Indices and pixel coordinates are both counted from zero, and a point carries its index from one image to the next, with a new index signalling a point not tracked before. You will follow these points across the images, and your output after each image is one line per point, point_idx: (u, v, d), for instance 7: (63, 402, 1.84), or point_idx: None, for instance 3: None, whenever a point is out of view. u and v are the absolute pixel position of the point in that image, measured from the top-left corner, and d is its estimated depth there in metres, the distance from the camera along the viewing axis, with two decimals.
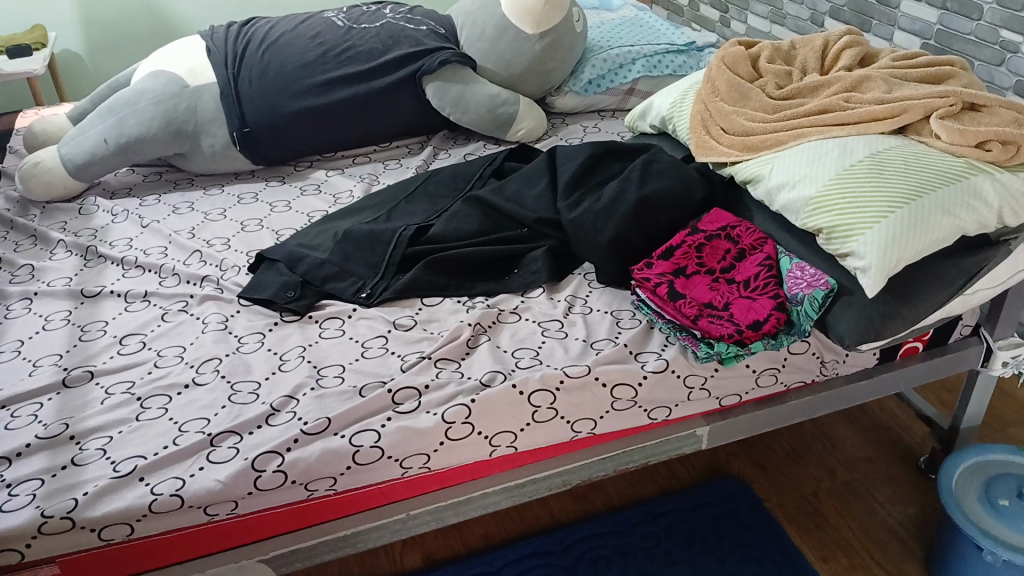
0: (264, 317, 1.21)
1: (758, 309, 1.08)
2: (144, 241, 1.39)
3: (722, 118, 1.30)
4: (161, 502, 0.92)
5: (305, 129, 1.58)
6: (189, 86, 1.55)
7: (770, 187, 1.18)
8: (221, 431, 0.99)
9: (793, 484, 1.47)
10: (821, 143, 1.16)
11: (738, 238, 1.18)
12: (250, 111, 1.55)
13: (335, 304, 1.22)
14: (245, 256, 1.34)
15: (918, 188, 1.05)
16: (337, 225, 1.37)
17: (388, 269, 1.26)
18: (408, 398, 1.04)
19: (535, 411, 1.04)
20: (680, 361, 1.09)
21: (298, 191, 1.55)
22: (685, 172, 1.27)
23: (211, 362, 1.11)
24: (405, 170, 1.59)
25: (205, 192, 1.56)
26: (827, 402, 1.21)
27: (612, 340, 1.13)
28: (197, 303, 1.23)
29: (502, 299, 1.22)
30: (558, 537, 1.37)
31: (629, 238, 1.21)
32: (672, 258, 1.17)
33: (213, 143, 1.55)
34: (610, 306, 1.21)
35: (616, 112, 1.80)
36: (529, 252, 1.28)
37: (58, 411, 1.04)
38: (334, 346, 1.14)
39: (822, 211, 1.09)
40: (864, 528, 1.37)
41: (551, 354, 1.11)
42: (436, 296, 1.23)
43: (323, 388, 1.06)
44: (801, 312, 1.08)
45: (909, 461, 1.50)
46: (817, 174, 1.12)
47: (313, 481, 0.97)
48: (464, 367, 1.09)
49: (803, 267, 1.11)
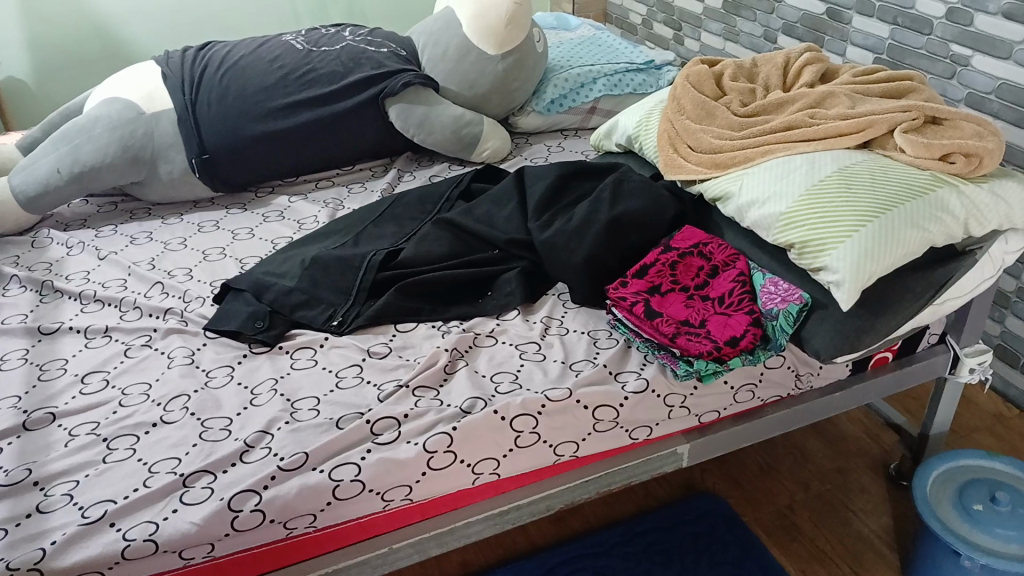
0: (233, 350, 1.17)
1: (734, 325, 1.08)
2: (102, 273, 1.35)
3: (689, 136, 1.31)
4: (134, 548, 0.88)
5: (267, 154, 1.55)
6: (146, 112, 1.51)
7: (740, 204, 1.18)
8: (193, 471, 0.95)
9: (768, 498, 1.48)
10: (790, 159, 1.17)
11: (711, 254, 1.19)
12: (209, 136, 1.52)
13: (306, 333, 1.19)
14: (209, 286, 1.30)
15: (888, 202, 1.06)
16: (304, 252, 1.34)
17: (358, 295, 1.24)
18: (387, 429, 1.02)
19: (517, 437, 1.03)
20: (660, 380, 1.09)
21: (260, 217, 1.51)
22: (655, 190, 1.27)
23: (179, 399, 1.07)
24: (370, 194, 1.57)
25: (163, 221, 1.51)
26: (803, 416, 1.21)
27: (590, 361, 1.12)
28: (161, 336, 1.19)
29: (477, 322, 1.21)
30: (538, 562, 1.35)
31: (602, 258, 1.21)
32: (647, 276, 1.17)
33: (171, 170, 1.51)
34: (586, 326, 1.20)
35: (579, 131, 1.81)
36: (501, 274, 1.27)
37: (19, 455, 0.99)
38: (307, 377, 1.11)
39: (793, 226, 1.09)
40: (840, 539, 1.38)
41: (530, 376, 1.09)
42: (409, 321, 1.21)
43: (298, 421, 1.03)
44: (776, 327, 1.09)
45: (879, 470, 1.51)
46: (787, 190, 1.13)
47: (292, 518, 0.94)
48: (443, 395, 1.07)
49: (776, 282, 1.12)
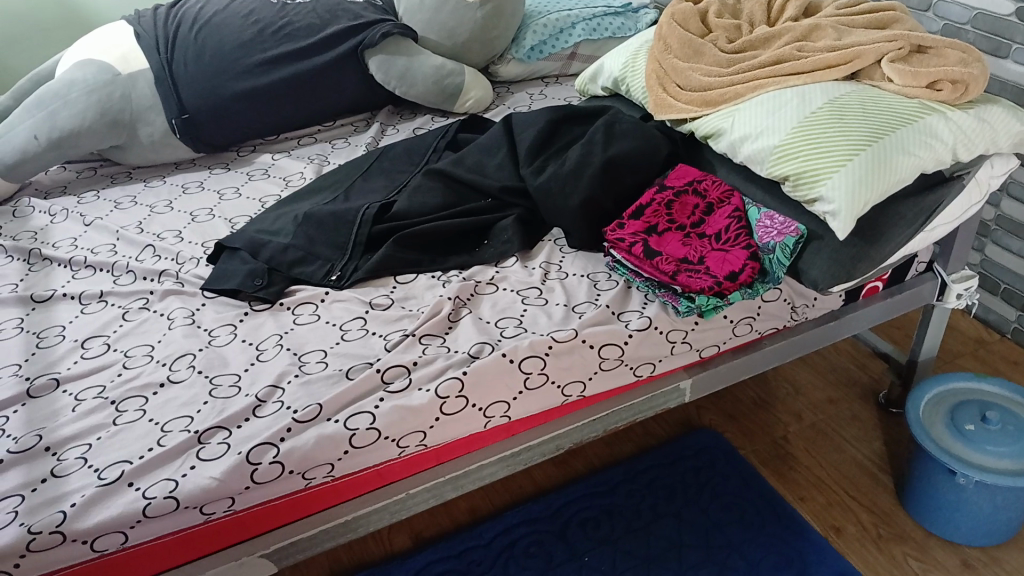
0: (233, 308, 1.16)
1: (732, 261, 1.10)
2: (89, 239, 1.33)
3: (678, 75, 1.31)
4: (155, 506, 0.88)
5: (248, 112, 1.52)
6: (122, 74, 1.47)
7: (732, 140, 1.19)
8: (207, 427, 0.95)
9: (763, 430, 1.52)
10: (780, 93, 1.18)
11: (706, 191, 1.19)
12: (188, 96, 1.48)
13: (305, 289, 1.19)
14: (202, 247, 1.29)
15: (879, 131, 1.07)
16: (296, 208, 1.33)
17: (355, 249, 1.24)
18: (398, 376, 1.02)
19: (526, 378, 1.04)
20: (662, 317, 1.10)
21: (245, 176, 1.49)
22: (648, 131, 1.28)
23: (185, 358, 1.07)
24: (354, 149, 1.56)
25: (146, 184, 1.49)
26: (799, 345, 1.24)
27: (593, 303, 1.13)
28: (158, 299, 1.18)
29: (476, 271, 1.21)
30: (545, 503, 1.38)
31: (599, 200, 1.22)
32: (643, 217, 1.18)
33: (151, 132, 1.47)
34: (586, 270, 1.21)
35: (560, 78, 1.80)
36: (497, 221, 1.27)
37: (27, 422, 0.98)
38: (312, 332, 1.11)
39: (787, 159, 1.11)
40: (835, 466, 1.43)
41: (535, 320, 1.10)
42: (408, 273, 1.21)
43: (308, 374, 1.03)
44: (773, 260, 1.10)
45: (870, 398, 1.56)
46: (780, 124, 1.14)
47: (311, 469, 0.94)
48: (449, 342, 1.08)
49: (772, 216, 1.13)
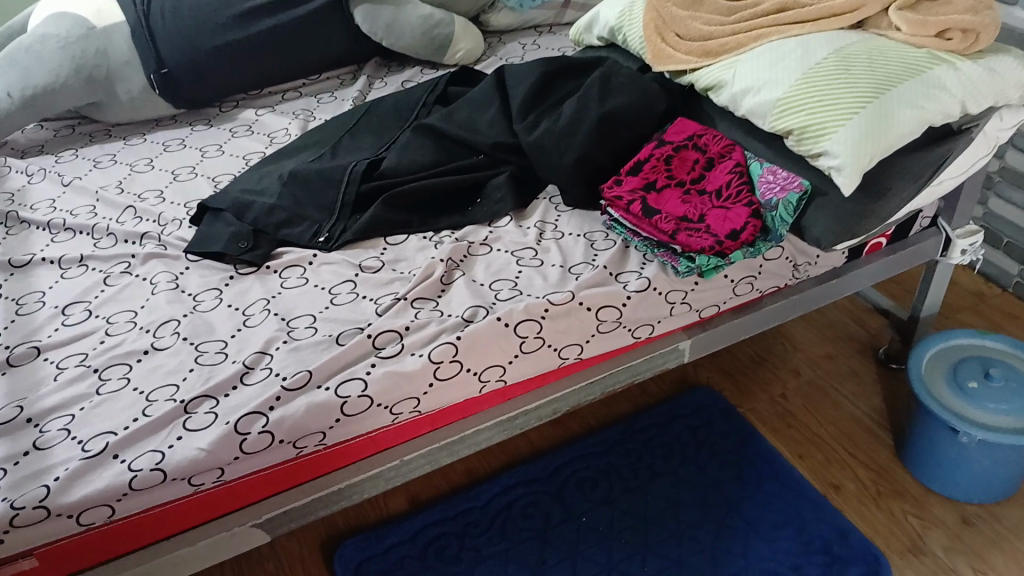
0: (218, 272, 1.13)
1: (734, 218, 1.06)
2: (68, 201, 1.28)
3: (678, 24, 1.25)
4: (142, 478, 0.85)
5: (230, 65, 1.46)
6: (96, 28, 1.41)
7: (734, 92, 1.14)
8: (194, 396, 0.92)
9: (761, 387, 1.50)
10: (783, 42, 1.13)
11: (706, 146, 1.15)
12: (167, 50, 1.42)
13: (293, 251, 1.15)
14: (184, 208, 1.24)
15: (887, 82, 1.03)
16: (281, 166, 1.29)
17: (343, 210, 1.20)
18: (390, 342, 0.99)
19: (522, 342, 1.01)
20: (661, 278, 1.07)
21: (228, 133, 1.44)
22: (645, 85, 1.22)
23: (169, 325, 1.04)
24: (341, 103, 1.51)
25: (125, 142, 1.43)
26: (800, 304, 1.21)
27: (590, 264, 1.10)
28: (141, 262, 1.14)
29: (469, 231, 1.17)
30: (541, 465, 1.37)
31: (595, 156, 1.18)
32: (642, 173, 1.14)
33: (130, 89, 1.42)
34: (582, 229, 1.17)
35: (553, 27, 1.74)
36: (490, 179, 1.23)
37: (8, 393, 0.95)
38: (300, 296, 1.08)
39: (791, 112, 1.06)
40: (834, 422, 1.42)
41: (530, 283, 1.07)
42: (399, 234, 1.18)
43: (296, 340, 1.00)
44: (777, 217, 1.07)
45: (869, 353, 1.54)
46: (783, 75, 1.09)
47: (302, 438, 0.92)
48: (443, 305, 1.05)
49: (775, 171, 1.09)
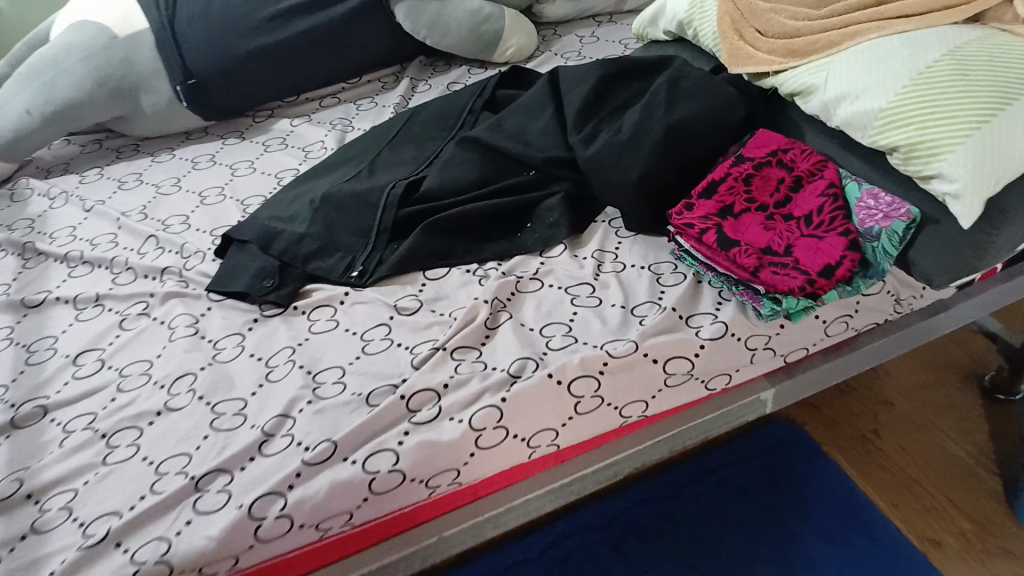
0: (241, 313, 1.02)
1: (827, 251, 0.90)
2: (89, 228, 1.19)
3: (758, 18, 1.08)
4: (145, 572, 0.75)
5: (263, 71, 1.34)
6: (119, 36, 1.29)
7: (826, 100, 0.97)
8: (206, 472, 0.82)
9: (849, 421, 1.34)
10: (885, 40, 0.95)
11: (793, 163, 0.99)
12: (196, 58, 1.30)
13: (323, 289, 1.03)
14: (209, 237, 1.14)
15: (1014, 89, 0.85)
16: (313, 187, 1.17)
17: (379, 236, 1.08)
18: (426, 403, 0.87)
19: (577, 403, 0.88)
20: (740, 322, 0.92)
21: (261, 146, 1.33)
22: (718, 89, 1.06)
23: (185, 380, 0.94)
24: (382, 110, 1.39)
25: (153, 158, 1.34)
26: (903, 342, 1.04)
27: (656, 304, 0.95)
28: (159, 302, 1.04)
29: (518, 262, 1.04)
30: (602, 510, 1.24)
31: (661, 174, 1.03)
32: (716, 196, 0.99)
33: (157, 101, 1.31)
34: (646, 260, 1.02)
35: (614, 15, 1.59)
36: (542, 201, 1.10)
37: (9, 461, 0.87)
38: (329, 343, 0.96)
39: (896, 126, 0.89)
40: (933, 465, 1.25)
41: (587, 327, 0.94)
42: (437, 267, 1.05)
43: (322, 400, 0.89)
44: (878, 250, 0.91)
45: (971, 382, 1.37)
46: (886, 81, 0.91)
47: (325, 519, 0.81)
48: (487, 355, 0.92)
49: (876, 195, 0.93)
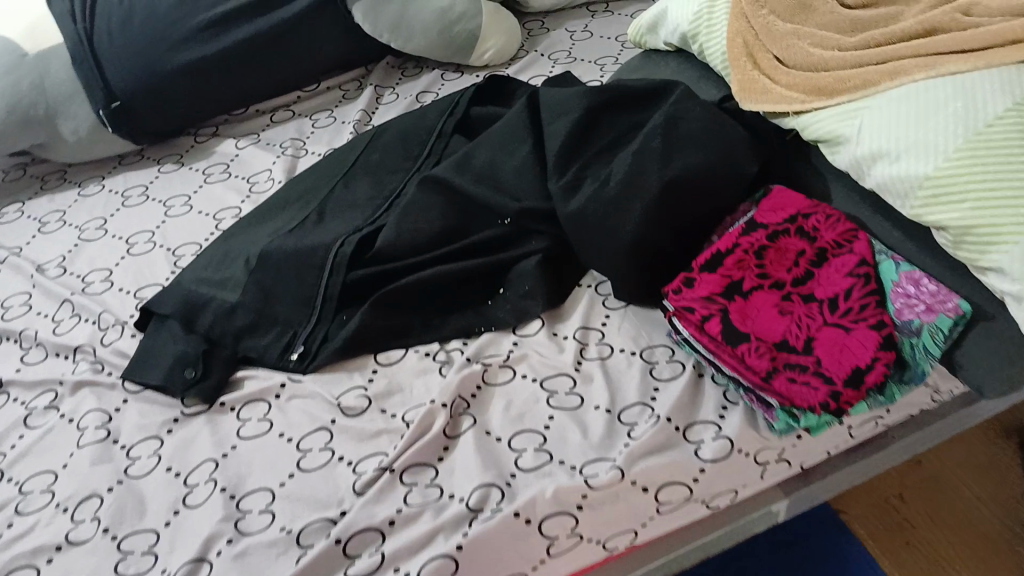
0: (161, 409, 0.87)
1: (854, 348, 0.74)
2: (0, 286, 1.04)
3: (779, 45, 0.90)
4: None
5: (198, 88, 1.18)
6: (29, 54, 1.14)
7: (859, 155, 0.78)
8: None
9: (868, 484, 1.19)
10: (933, 83, 0.76)
11: (815, 231, 0.83)
12: (117, 76, 1.14)
13: (257, 377, 0.89)
14: (133, 302, 0.98)
15: None
16: (252, 238, 1.01)
17: (327, 307, 0.92)
18: (369, 545, 0.73)
19: (550, 544, 0.74)
20: (749, 437, 0.77)
21: (201, 175, 1.17)
22: (728, 131, 0.88)
23: (90, 503, 0.79)
24: (340, 127, 1.22)
25: (80, 191, 1.17)
26: (940, 432, 0.89)
27: (648, 408, 0.79)
28: (69, 393, 0.90)
29: (487, 342, 0.88)
30: None
31: (656, 237, 0.86)
32: (722, 271, 0.82)
33: (77, 128, 1.14)
34: (637, 343, 0.86)
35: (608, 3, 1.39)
36: (516, 263, 0.93)
37: None
38: (259, 454, 0.81)
39: (946, 202, 0.71)
40: (965, 540, 1.10)
41: (562, 440, 0.78)
42: (394, 349, 0.90)
43: (245, 538, 0.74)
44: (917, 348, 0.75)
45: (1009, 434, 1.21)
46: (936, 140, 0.73)
47: None
48: (443, 478, 0.77)
49: (916, 279, 0.77)
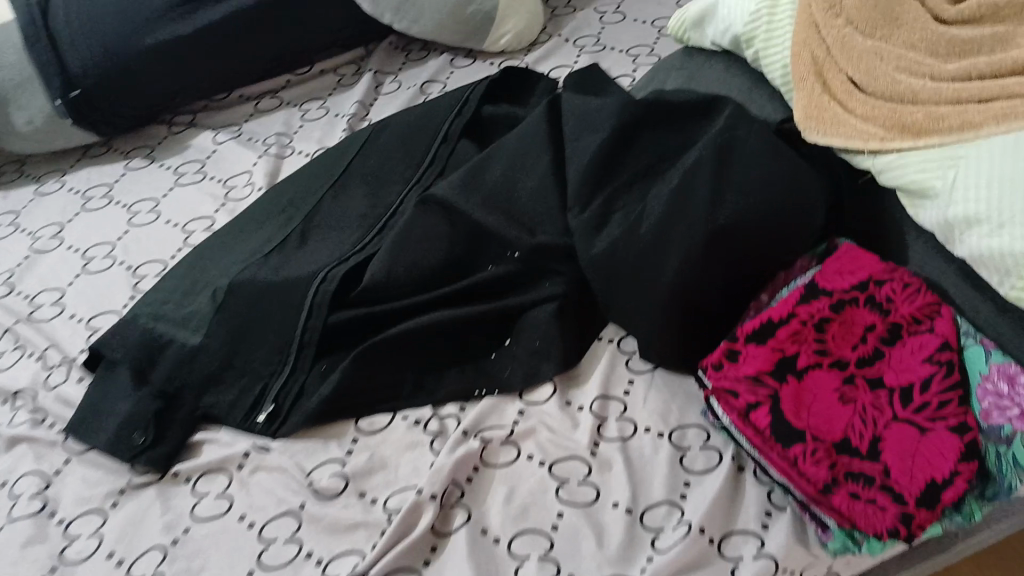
0: (107, 476, 0.75)
1: (931, 461, 0.61)
2: None
3: (857, 65, 0.74)
4: None
5: (171, 74, 1.05)
6: None
7: (955, 218, 0.64)
8: None
9: None
10: None
11: (888, 302, 0.69)
12: (78, 61, 1.01)
13: (219, 444, 0.76)
14: (84, 334, 0.87)
15: None
16: (223, 264, 0.89)
17: (303, 354, 0.79)
18: None
19: None
20: (797, 555, 0.64)
21: (172, 175, 1.03)
22: (789, 174, 0.74)
23: None
24: (334, 122, 1.07)
25: (38, 190, 1.06)
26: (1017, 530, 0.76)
27: (677, 512, 0.66)
28: (4, 450, 0.78)
29: (488, 409, 0.75)
30: None
31: (699, 295, 0.73)
32: (773, 345, 0.68)
33: (30, 119, 1.03)
34: (666, 421, 0.72)
35: None
36: (528, 309, 0.80)
37: None
38: (214, 542, 0.69)
39: None
40: None
41: (572, 547, 0.65)
42: (380, 413, 0.77)
43: None
44: (1007, 459, 0.61)
45: None
46: None
47: None
48: None
49: (1009, 373, 0.63)
